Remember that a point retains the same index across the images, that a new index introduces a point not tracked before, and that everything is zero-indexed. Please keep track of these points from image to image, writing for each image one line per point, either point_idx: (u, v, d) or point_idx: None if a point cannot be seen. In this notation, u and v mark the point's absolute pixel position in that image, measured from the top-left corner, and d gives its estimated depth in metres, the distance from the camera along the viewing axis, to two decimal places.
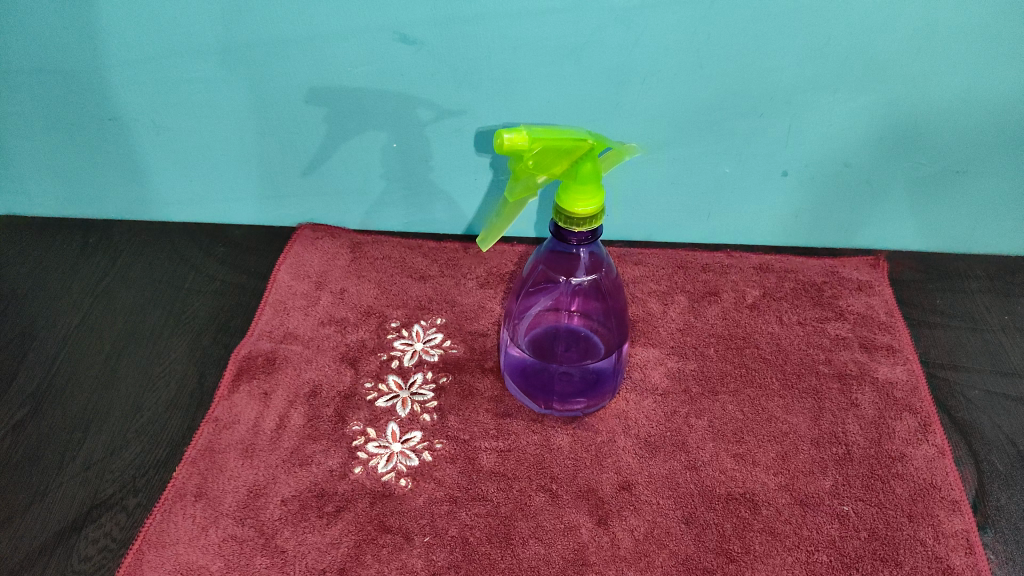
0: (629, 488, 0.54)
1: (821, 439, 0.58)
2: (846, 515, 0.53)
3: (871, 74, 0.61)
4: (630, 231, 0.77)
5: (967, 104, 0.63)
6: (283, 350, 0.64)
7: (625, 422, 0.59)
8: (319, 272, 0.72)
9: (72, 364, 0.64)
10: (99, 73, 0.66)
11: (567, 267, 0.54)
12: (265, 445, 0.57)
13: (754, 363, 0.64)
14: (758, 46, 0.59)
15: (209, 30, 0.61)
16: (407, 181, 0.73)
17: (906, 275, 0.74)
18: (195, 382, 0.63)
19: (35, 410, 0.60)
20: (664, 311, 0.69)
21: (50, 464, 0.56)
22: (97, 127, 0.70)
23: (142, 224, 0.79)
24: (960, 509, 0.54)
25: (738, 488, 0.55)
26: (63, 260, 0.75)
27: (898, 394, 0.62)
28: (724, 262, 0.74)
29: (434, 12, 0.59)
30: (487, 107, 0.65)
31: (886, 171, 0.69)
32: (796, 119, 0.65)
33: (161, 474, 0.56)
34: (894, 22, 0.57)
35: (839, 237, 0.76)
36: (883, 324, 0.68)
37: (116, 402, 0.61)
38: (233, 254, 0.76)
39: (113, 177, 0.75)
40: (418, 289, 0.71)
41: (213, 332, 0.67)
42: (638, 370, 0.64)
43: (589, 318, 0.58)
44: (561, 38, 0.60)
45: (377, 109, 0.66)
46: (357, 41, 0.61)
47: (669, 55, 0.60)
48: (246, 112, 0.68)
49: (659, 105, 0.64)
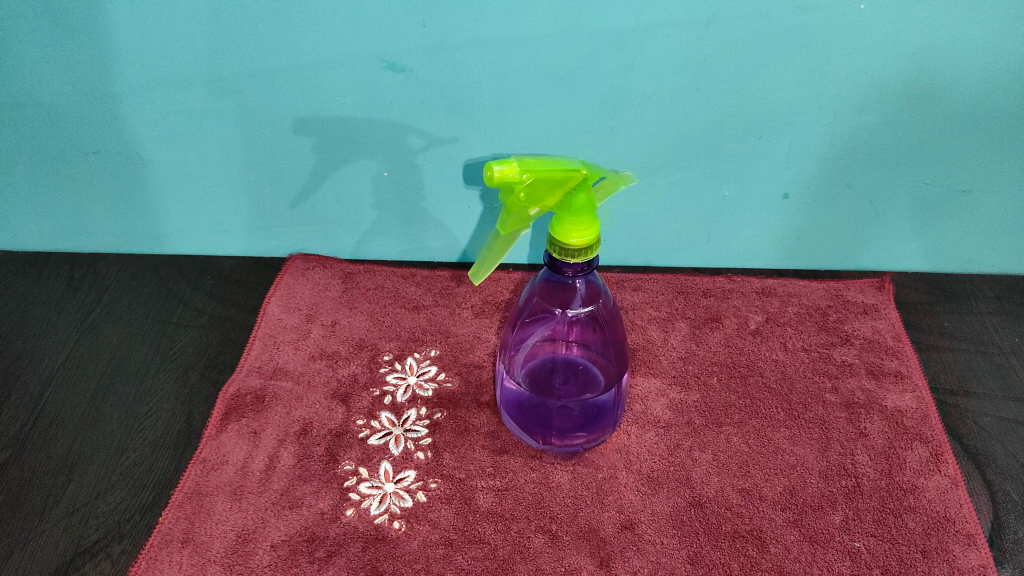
0: (632, 527, 0.52)
1: (830, 472, 0.56)
2: (857, 551, 0.51)
3: (873, 93, 0.60)
4: (628, 257, 0.75)
5: (972, 122, 0.62)
6: (272, 387, 0.63)
7: (627, 457, 0.57)
8: (311, 304, 0.71)
9: (58, 404, 0.62)
10: (81, 106, 0.64)
11: (563, 298, 0.53)
12: (253, 487, 0.55)
13: (759, 393, 0.62)
14: (757, 67, 0.58)
15: (193, 60, 0.60)
16: (399, 211, 0.71)
17: (913, 296, 0.73)
18: (183, 421, 0.61)
19: (19, 452, 0.58)
20: (665, 339, 0.67)
21: (32, 509, 0.54)
22: (81, 161, 0.69)
23: (129, 257, 0.78)
24: (976, 544, 0.52)
25: (745, 526, 0.52)
26: (49, 296, 0.73)
27: (908, 423, 0.60)
28: (726, 287, 0.73)
29: (422, 38, 0.57)
30: (480, 136, 0.63)
31: (889, 191, 0.68)
32: (796, 141, 0.63)
33: (147, 519, 0.54)
34: (897, 40, 0.56)
35: (842, 260, 0.75)
36: (890, 350, 0.66)
37: (101, 444, 0.59)
38: (223, 287, 0.74)
39: (98, 212, 0.74)
40: (412, 320, 0.69)
41: (201, 369, 0.66)
42: (639, 402, 0.62)
43: (587, 349, 0.56)
44: (554, 62, 0.58)
45: (367, 137, 0.65)
46: (345, 70, 0.60)
47: (664, 77, 0.59)
48: (233, 143, 0.66)
49: (656, 129, 0.62)
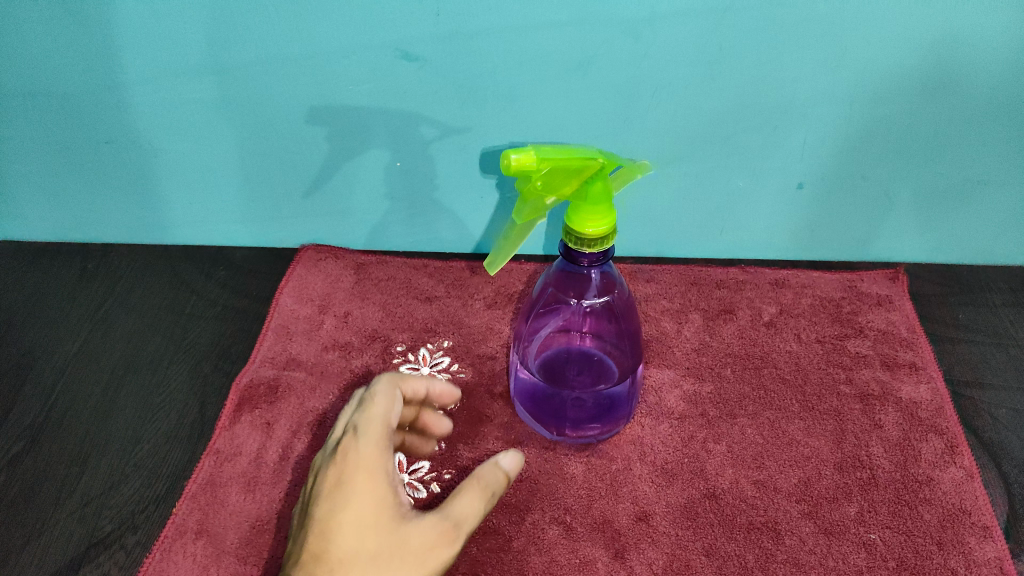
0: (646, 518, 0.52)
1: (845, 463, 0.56)
2: (873, 543, 0.51)
3: (889, 84, 0.59)
4: (640, 248, 0.75)
5: (987, 113, 0.61)
6: (285, 377, 0.63)
7: (641, 448, 0.57)
8: (323, 295, 0.71)
9: (71, 394, 0.62)
10: (93, 96, 0.64)
11: (577, 288, 0.53)
12: (267, 478, 0.55)
13: (773, 384, 0.62)
14: (772, 57, 0.58)
15: (207, 51, 0.60)
16: (412, 201, 0.71)
17: (927, 288, 0.72)
18: (196, 412, 0.61)
19: (32, 443, 0.58)
20: (678, 330, 0.67)
21: (47, 499, 0.54)
22: (93, 151, 0.69)
23: (141, 247, 0.78)
24: (992, 536, 0.51)
25: (760, 517, 0.52)
26: (62, 286, 0.73)
27: (923, 415, 0.59)
28: (739, 278, 0.72)
29: (437, 28, 0.57)
30: (494, 125, 0.63)
31: (904, 182, 0.67)
32: (812, 132, 0.63)
33: (161, 511, 0.54)
34: (914, 30, 0.55)
35: (856, 252, 0.74)
36: (905, 341, 0.66)
37: (115, 435, 0.59)
38: (235, 278, 0.74)
39: (110, 203, 0.73)
40: (424, 311, 0.69)
41: (214, 360, 0.66)
42: (653, 393, 0.61)
43: (601, 340, 0.56)
44: (568, 51, 0.58)
45: (381, 127, 0.64)
46: (358, 59, 0.59)
47: (678, 67, 0.58)
48: (245, 133, 0.66)
49: (671, 119, 0.62)
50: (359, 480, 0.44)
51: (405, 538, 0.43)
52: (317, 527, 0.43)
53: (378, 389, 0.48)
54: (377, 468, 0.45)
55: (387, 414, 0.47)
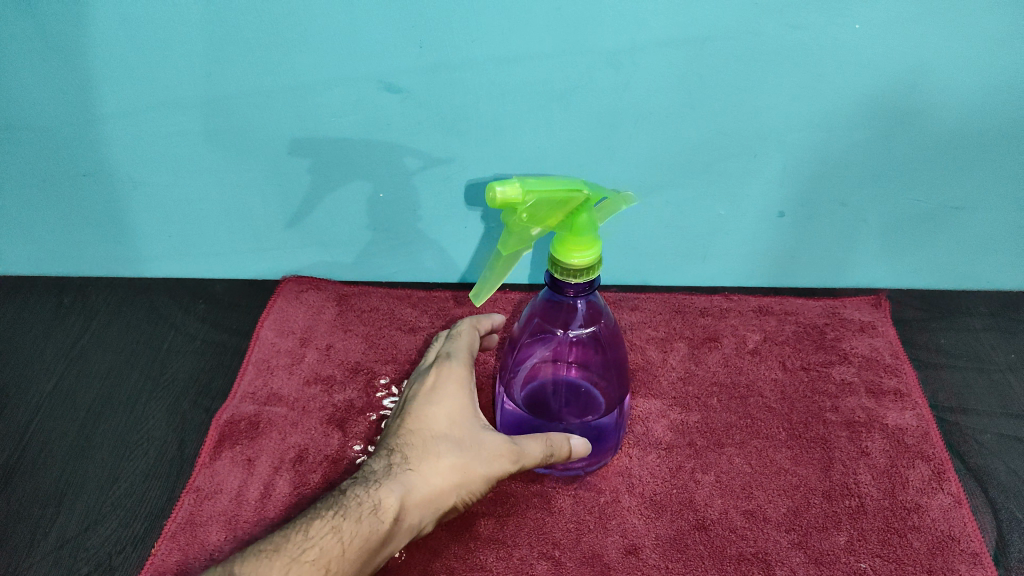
0: (636, 551, 0.51)
1: (833, 492, 0.56)
2: (863, 572, 0.51)
3: (867, 112, 0.60)
4: (624, 277, 0.75)
5: (964, 141, 0.62)
6: (267, 413, 0.61)
7: (629, 480, 0.56)
8: (304, 328, 0.70)
9: (45, 433, 0.61)
10: (72, 129, 0.63)
11: (563, 319, 0.52)
12: (249, 516, 0.54)
13: (760, 413, 0.62)
14: (752, 86, 0.58)
15: (188, 83, 0.59)
16: (395, 233, 0.70)
17: (908, 314, 0.73)
18: (175, 449, 0.60)
19: (6, 484, 0.57)
20: (664, 359, 0.67)
21: (21, 542, 0.53)
22: (70, 184, 0.68)
23: (119, 281, 0.76)
24: (981, 563, 0.51)
25: (750, 548, 0.52)
26: (38, 322, 0.72)
27: (910, 441, 0.59)
28: (723, 306, 0.72)
29: (419, 59, 0.57)
30: (476, 156, 0.63)
31: (884, 210, 0.68)
32: (792, 160, 0.63)
33: (139, 552, 0.52)
34: (890, 57, 0.56)
35: (838, 279, 0.75)
36: (889, 368, 0.66)
37: (91, 474, 0.57)
38: (215, 311, 0.73)
39: (86, 237, 0.72)
40: (408, 343, 0.68)
41: (193, 395, 0.64)
42: (639, 423, 0.61)
43: (587, 369, 0.55)
44: (550, 82, 0.58)
45: (363, 158, 0.64)
46: (340, 89, 0.59)
47: (660, 97, 0.59)
48: (225, 165, 0.65)
49: (653, 149, 0.62)
50: (450, 384, 0.52)
51: (481, 437, 0.49)
52: (414, 411, 0.51)
53: (462, 327, 0.57)
54: (464, 380, 0.53)
55: (471, 347, 0.56)
